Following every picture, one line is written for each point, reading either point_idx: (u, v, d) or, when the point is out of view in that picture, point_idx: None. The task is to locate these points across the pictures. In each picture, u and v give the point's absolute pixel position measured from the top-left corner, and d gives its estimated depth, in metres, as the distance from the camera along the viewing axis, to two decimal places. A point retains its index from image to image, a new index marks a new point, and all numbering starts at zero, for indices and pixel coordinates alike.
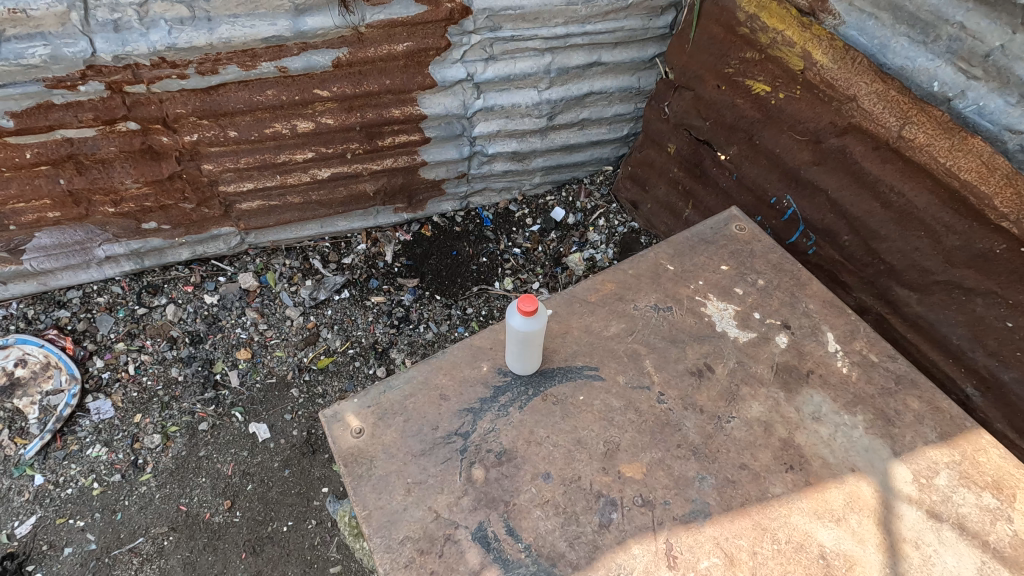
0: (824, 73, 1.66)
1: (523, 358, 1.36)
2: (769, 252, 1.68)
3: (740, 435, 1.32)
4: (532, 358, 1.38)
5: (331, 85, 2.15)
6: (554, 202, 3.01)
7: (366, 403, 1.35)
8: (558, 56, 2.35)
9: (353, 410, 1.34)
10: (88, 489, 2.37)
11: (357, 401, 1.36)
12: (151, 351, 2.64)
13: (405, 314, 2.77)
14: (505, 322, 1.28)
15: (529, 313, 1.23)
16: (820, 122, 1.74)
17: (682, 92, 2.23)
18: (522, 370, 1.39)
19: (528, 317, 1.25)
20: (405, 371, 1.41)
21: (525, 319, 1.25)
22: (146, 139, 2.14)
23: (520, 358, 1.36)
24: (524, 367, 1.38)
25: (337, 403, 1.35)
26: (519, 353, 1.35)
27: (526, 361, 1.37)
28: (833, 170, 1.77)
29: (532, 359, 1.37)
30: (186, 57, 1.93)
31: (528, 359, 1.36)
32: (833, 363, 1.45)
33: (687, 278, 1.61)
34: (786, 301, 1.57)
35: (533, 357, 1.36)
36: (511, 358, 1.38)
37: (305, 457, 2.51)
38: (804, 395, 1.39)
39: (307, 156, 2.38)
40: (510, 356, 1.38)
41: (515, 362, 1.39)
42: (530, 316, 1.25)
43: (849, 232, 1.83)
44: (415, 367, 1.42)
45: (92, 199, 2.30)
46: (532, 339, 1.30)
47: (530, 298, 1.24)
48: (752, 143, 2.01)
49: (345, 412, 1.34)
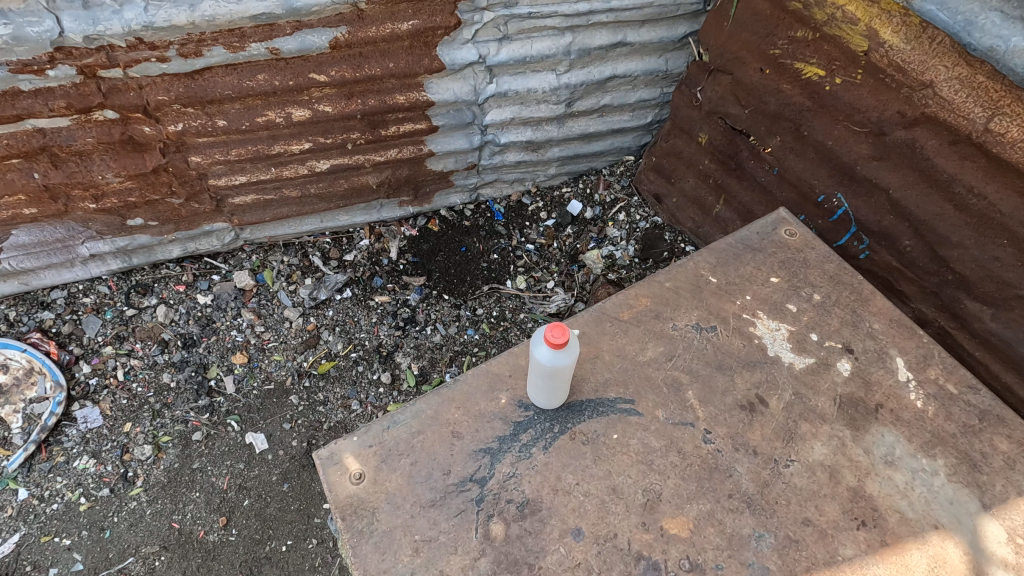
0: (894, 54, 1.43)
1: (548, 393, 1.18)
2: (824, 262, 1.47)
3: (802, 484, 1.14)
4: (559, 393, 1.20)
5: (328, 68, 1.94)
6: (570, 194, 2.80)
7: (368, 443, 1.17)
8: (579, 35, 2.13)
9: (353, 450, 1.16)
10: (74, 505, 2.22)
11: (357, 440, 1.18)
12: (142, 355, 2.47)
13: (411, 315, 2.58)
14: (530, 352, 1.11)
15: (558, 345, 1.05)
16: (884, 112, 1.51)
17: (718, 76, 2.00)
18: (546, 406, 1.21)
19: (556, 349, 1.07)
20: (412, 403, 1.22)
21: (553, 351, 1.07)
22: (126, 128, 1.94)
23: (544, 393, 1.19)
24: (548, 403, 1.21)
25: (335, 441, 1.18)
26: (544, 387, 1.17)
27: (551, 397, 1.19)
28: (897, 167, 1.55)
29: (558, 394, 1.19)
30: (166, 37, 1.73)
31: (554, 394, 1.18)
32: (905, 395, 1.26)
33: (733, 292, 1.40)
34: (847, 320, 1.37)
35: (560, 392, 1.18)
36: (534, 392, 1.21)
37: (305, 469, 2.35)
38: (873, 435, 1.20)
39: (304, 147, 2.17)
40: (533, 390, 1.21)
41: (538, 396, 1.21)
42: (560, 348, 1.07)
43: (911, 238, 1.62)
44: (423, 398, 1.24)
45: (71, 194, 2.11)
46: (560, 373, 1.12)
47: (560, 328, 1.07)
48: (798, 135, 1.78)
49: (343, 452, 1.16)
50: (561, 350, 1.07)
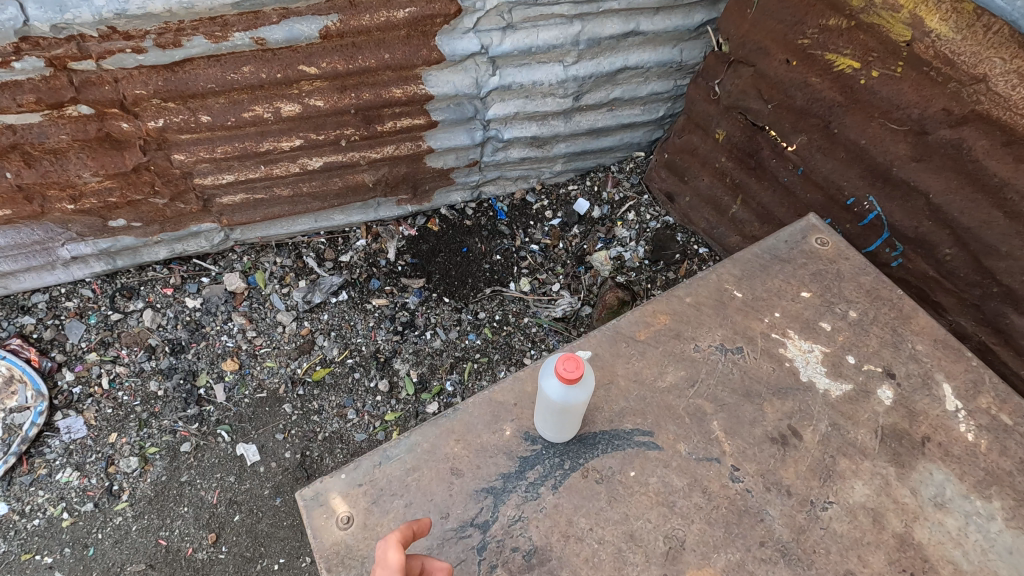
0: (942, 45, 1.29)
1: (558, 429, 1.07)
2: (860, 274, 1.34)
3: (842, 530, 1.02)
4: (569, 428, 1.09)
5: (319, 59, 1.80)
6: (576, 192, 2.65)
7: (357, 481, 1.06)
8: (588, 24, 1.98)
9: (342, 490, 1.04)
10: (57, 520, 2.12)
11: (345, 478, 1.06)
12: (127, 362, 2.35)
13: (409, 319, 2.44)
14: (540, 385, 1.01)
15: (571, 378, 0.95)
16: (928, 109, 1.37)
17: (739, 68, 1.85)
18: (555, 441, 1.09)
19: (568, 382, 0.97)
20: (406, 436, 1.10)
21: (565, 384, 0.97)
22: (103, 124, 1.81)
23: (553, 428, 1.08)
24: (557, 438, 1.09)
25: (321, 479, 1.06)
26: (553, 422, 1.06)
27: (561, 432, 1.08)
28: (939, 169, 1.42)
29: (569, 429, 1.08)
30: (141, 26, 1.59)
31: (564, 429, 1.07)
32: (954, 427, 1.13)
33: (760, 309, 1.27)
34: (887, 340, 1.24)
35: (571, 427, 1.07)
36: (542, 427, 1.09)
37: (299, 482, 2.21)
38: (920, 472, 1.08)
39: (295, 143, 2.04)
40: (540, 424, 1.09)
41: (545, 430, 1.10)
42: (573, 381, 0.97)
43: (953, 247, 1.48)
44: (418, 430, 1.12)
45: (47, 195, 1.99)
46: (572, 408, 1.01)
47: (574, 362, 0.96)
48: (827, 133, 1.64)
49: (331, 492, 1.05)
50: (573, 383, 0.97)
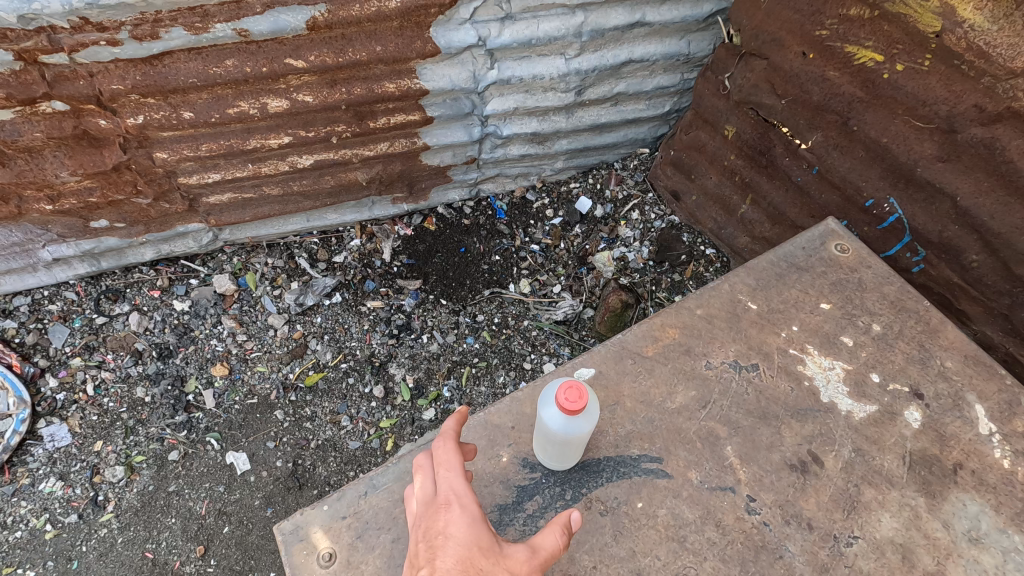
0: (975, 37, 1.19)
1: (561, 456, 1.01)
2: (883, 284, 1.25)
3: (869, 568, 0.94)
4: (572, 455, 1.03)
5: (307, 52, 1.70)
6: (579, 190, 2.55)
7: (341, 514, 1.02)
8: (591, 15, 1.88)
9: (321, 524, 1.01)
10: (40, 531, 2.00)
11: (329, 511, 1.03)
12: (113, 368, 2.22)
13: (405, 322, 2.34)
14: (542, 413, 0.97)
15: (575, 409, 0.89)
16: (957, 106, 1.28)
17: (750, 61, 1.75)
18: (556, 469, 1.03)
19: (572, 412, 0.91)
20: (394, 464, 1.07)
21: (567, 413, 0.91)
22: (80, 121, 1.71)
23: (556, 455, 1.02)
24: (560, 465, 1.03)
25: (302, 512, 1.03)
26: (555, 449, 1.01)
27: (564, 460, 1.02)
28: (969, 170, 1.32)
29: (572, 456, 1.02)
30: (116, 17, 1.49)
31: (567, 457, 1.01)
32: (989, 453, 1.04)
33: (776, 322, 1.19)
34: (914, 356, 1.15)
35: (574, 455, 1.01)
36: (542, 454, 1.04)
37: (290, 492, 2.09)
38: (952, 503, 1.00)
39: (283, 141, 1.94)
40: (540, 450, 1.04)
41: (546, 456, 1.04)
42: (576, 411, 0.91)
43: (980, 253, 1.39)
44: (406, 456, 1.08)
45: (24, 194, 1.90)
46: (576, 436, 0.96)
47: (578, 395, 0.91)
48: (845, 130, 1.55)
49: (312, 526, 1.02)
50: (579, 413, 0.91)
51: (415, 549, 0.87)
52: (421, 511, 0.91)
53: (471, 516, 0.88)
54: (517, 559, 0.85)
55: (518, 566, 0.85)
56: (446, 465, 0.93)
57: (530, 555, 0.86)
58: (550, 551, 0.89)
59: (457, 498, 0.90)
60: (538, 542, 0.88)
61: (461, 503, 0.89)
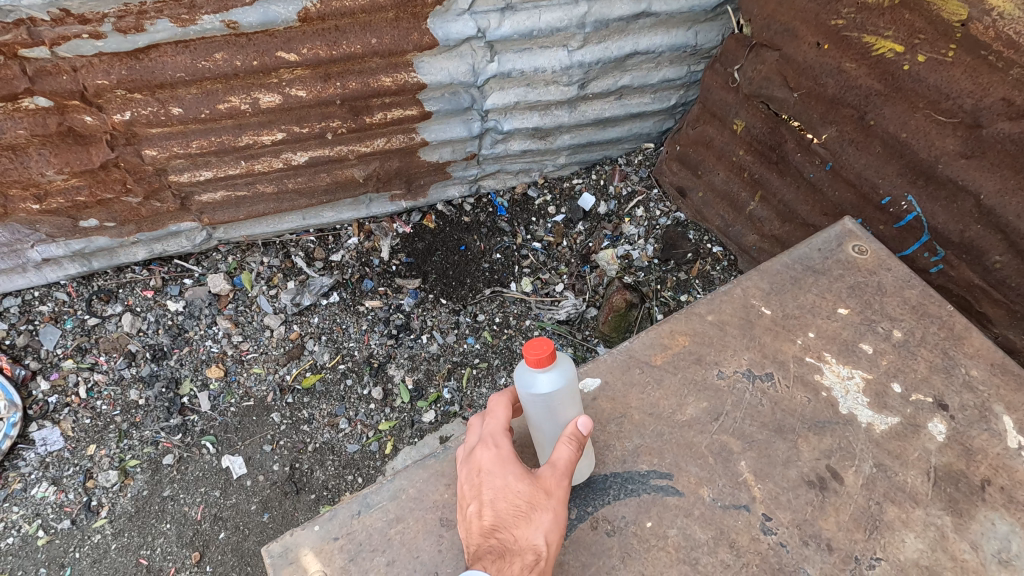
0: (1004, 25, 1.13)
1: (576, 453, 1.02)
2: (903, 287, 1.20)
3: None
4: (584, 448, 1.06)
5: (299, 45, 1.63)
6: (581, 186, 2.49)
7: (332, 535, 1.07)
8: (596, 5, 1.80)
9: (309, 543, 1.07)
10: (32, 538, 1.95)
11: (319, 532, 1.08)
12: (106, 370, 2.16)
13: (404, 322, 2.28)
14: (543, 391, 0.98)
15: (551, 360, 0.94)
16: (983, 99, 1.21)
17: (762, 53, 1.68)
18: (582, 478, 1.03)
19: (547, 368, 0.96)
20: (386, 484, 1.12)
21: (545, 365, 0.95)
22: (64, 118, 1.65)
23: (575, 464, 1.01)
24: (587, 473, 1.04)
25: (291, 534, 1.08)
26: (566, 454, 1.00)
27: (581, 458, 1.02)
28: (994, 166, 1.26)
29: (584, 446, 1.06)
30: (99, 8, 1.43)
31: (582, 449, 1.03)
32: (1018, 467, 0.99)
33: (791, 330, 1.16)
34: (937, 365, 1.10)
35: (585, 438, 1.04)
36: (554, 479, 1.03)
37: (287, 497, 2.03)
38: (980, 522, 0.95)
39: (276, 137, 1.88)
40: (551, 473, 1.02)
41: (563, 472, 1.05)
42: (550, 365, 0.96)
43: (1004, 254, 1.33)
44: (400, 475, 1.13)
45: (10, 194, 1.85)
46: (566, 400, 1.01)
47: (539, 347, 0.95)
48: (862, 125, 1.48)
49: (302, 549, 1.07)
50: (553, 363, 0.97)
51: (461, 490, 0.99)
52: (465, 457, 1.01)
53: (505, 453, 0.98)
54: (546, 478, 0.94)
55: (547, 484, 0.94)
56: (488, 413, 1.03)
57: (558, 473, 0.94)
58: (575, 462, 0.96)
59: (492, 439, 0.99)
60: (555, 456, 0.95)
61: (496, 442, 0.99)
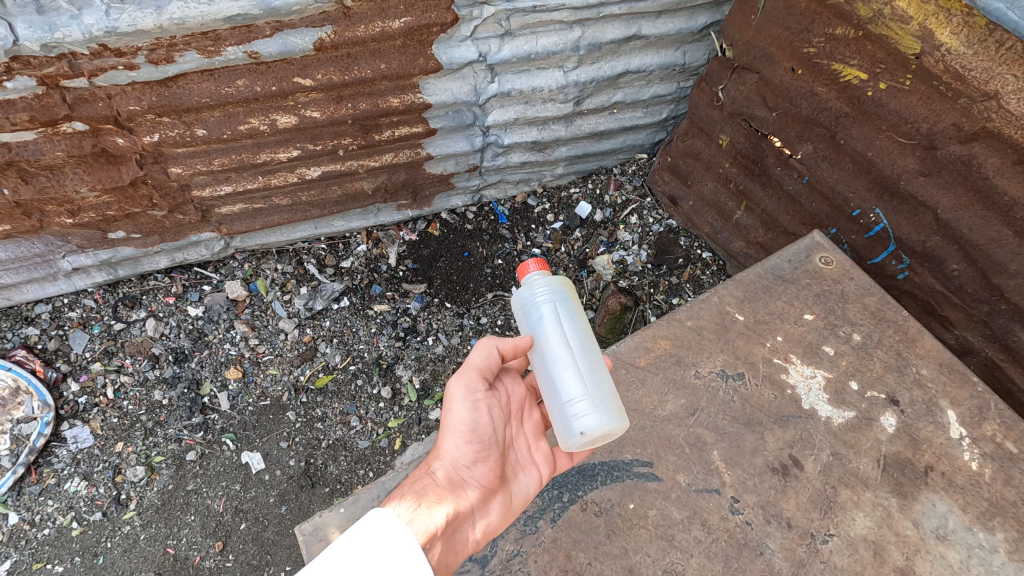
0: (952, 59, 1.25)
1: (591, 394, 1.17)
2: (864, 295, 1.35)
3: (842, 563, 1.07)
4: (613, 402, 1.17)
5: (314, 71, 1.77)
6: (579, 195, 2.62)
7: (352, 515, 1.31)
8: (589, 29, 1.93)
9: (337, 524, 1.30)
10: (67, 529, 2.09)
11: (343, 513, 1.32)
12: (132, 372, 2.30)
13: (411, 325, 2.42)
14: (551, 306, 1.23)
15: (543, 268, 1.23)
16: (937, 123, 1.34)
17: (744, 74, 1.81)
18: (593, 432, 1.12)
19: (541, 286, 1.23)
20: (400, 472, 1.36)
21: (546, 280, 1.23)
22: (98, 140, 1.79)
23: (574, 403, 1.16)
24: (607, 423, 1.13)
25: (319, 517, 1.31)
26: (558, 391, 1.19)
27: (587, 397, 1.16)
28: (948, 184, 1.38)
29: (610, 401, 1.16)
30: (132, 43, 1.56)
31: (592, 394, 1.16)
32: (958, 455, 1.16)
33: (761, 334, 1.32)
34: (890, 364, 1.26)
35: (607, 387, 1.19)
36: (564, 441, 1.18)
37: (303, 490, 2.18)
38: (923, 503, 1.12)
39: (292, 154, 2.02)
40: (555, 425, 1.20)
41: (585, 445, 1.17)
42: (536, 283, 1.21)
43: (960, 263, 1.46)
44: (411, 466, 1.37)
45: (45, 210, 1.98)
46: (561, 330, 1.22)
47: (542, 263, 1.24)
48: (833, 143, 1.61)
49: (328, 527, 1.30)
50: (548, 283, 1.23)
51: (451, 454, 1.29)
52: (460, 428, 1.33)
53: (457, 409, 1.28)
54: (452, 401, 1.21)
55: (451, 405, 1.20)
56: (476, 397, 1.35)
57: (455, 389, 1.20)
58: (474, 364, 1.18)
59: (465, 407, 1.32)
60: (473, 361, 1.18)
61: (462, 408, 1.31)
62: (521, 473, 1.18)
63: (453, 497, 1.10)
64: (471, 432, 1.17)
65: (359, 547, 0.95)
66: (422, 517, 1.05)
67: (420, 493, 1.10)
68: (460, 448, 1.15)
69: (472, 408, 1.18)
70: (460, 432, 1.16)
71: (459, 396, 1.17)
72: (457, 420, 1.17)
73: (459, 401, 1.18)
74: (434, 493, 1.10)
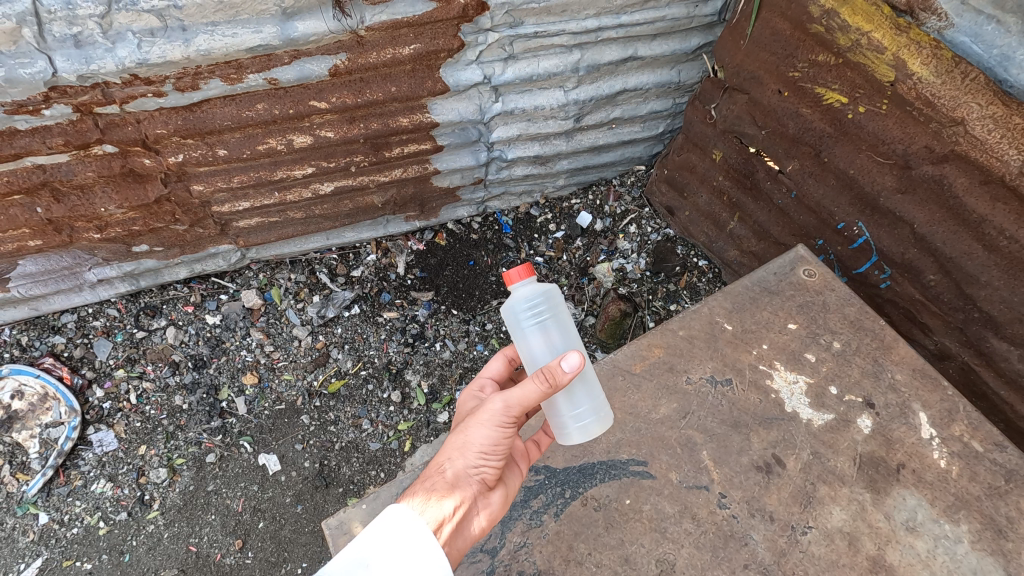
0: (923, 87, 1.35)
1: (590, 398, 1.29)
2: (843, 305, 1.46)
3: (820, 552, 1.18)
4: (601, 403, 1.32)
5: (329, 95, 1.88)
6: (579, 205, 2.72)
7: (373, 510, 1.42)
8: (588, 52, 2.04)
9: (359, 518, 1.40)
10: (94, 528, 2.20)
11: (365, 509, 1.42)
12: (153, 378, 2.41)
13: (419, 331, 2.53)
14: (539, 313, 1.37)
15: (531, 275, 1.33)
16: (911, 145, 1.44)
17: (734, 95, 1.91)
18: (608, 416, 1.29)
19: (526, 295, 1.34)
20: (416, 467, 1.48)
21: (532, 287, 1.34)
22: (126, 161, 1.90)
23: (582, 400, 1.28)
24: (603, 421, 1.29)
25: (343, 512, 1.41)
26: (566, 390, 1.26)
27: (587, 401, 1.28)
28: (923, 202, 1.48)
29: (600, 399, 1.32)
30: (161, 72, 1.66)
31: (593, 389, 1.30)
32: (928, 454, 1.26)
33: (749, 342, 1.42)
34: (867, 370, 1.37)
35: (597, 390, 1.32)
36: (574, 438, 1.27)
37: (318, 490, 2.29)
38: (895, 497, 1.23)
39: (307, 171, 2.13)
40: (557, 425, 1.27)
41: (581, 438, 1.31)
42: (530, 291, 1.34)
43: (937, 273, 1.56)
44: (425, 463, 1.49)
45: (75, 225, 2.09)
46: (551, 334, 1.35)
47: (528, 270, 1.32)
48: (818, 161, 1.71)
49: (352, 521, 1.40)
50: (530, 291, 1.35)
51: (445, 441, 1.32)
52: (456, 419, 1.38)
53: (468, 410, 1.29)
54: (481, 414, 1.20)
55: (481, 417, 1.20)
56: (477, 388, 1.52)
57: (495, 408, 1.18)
58: (527, 398, 1.15)
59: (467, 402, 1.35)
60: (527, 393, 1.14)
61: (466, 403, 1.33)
62: (513, 467, 1.27)
63: (461, 493, 1.16)
64: (491, 444, 1.20)
65: (382, 543, 1.05)
66: (434, 509, 1.11)
67: (430, 487, 1.16)
68: (474, 455, 1.19)
69: (499, 430, 1.20)
70: (481, 444, 1.19)
71: (495, 416, 1.18)
72: (482, 434, 1.19)
73: (490, 419, 1.19)
74: (444, 486, 1.15)
